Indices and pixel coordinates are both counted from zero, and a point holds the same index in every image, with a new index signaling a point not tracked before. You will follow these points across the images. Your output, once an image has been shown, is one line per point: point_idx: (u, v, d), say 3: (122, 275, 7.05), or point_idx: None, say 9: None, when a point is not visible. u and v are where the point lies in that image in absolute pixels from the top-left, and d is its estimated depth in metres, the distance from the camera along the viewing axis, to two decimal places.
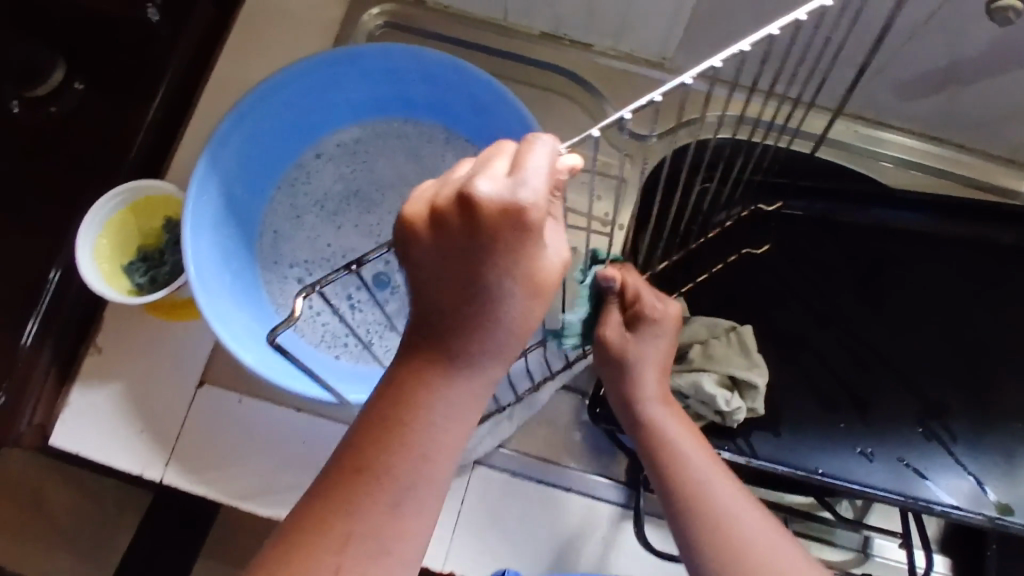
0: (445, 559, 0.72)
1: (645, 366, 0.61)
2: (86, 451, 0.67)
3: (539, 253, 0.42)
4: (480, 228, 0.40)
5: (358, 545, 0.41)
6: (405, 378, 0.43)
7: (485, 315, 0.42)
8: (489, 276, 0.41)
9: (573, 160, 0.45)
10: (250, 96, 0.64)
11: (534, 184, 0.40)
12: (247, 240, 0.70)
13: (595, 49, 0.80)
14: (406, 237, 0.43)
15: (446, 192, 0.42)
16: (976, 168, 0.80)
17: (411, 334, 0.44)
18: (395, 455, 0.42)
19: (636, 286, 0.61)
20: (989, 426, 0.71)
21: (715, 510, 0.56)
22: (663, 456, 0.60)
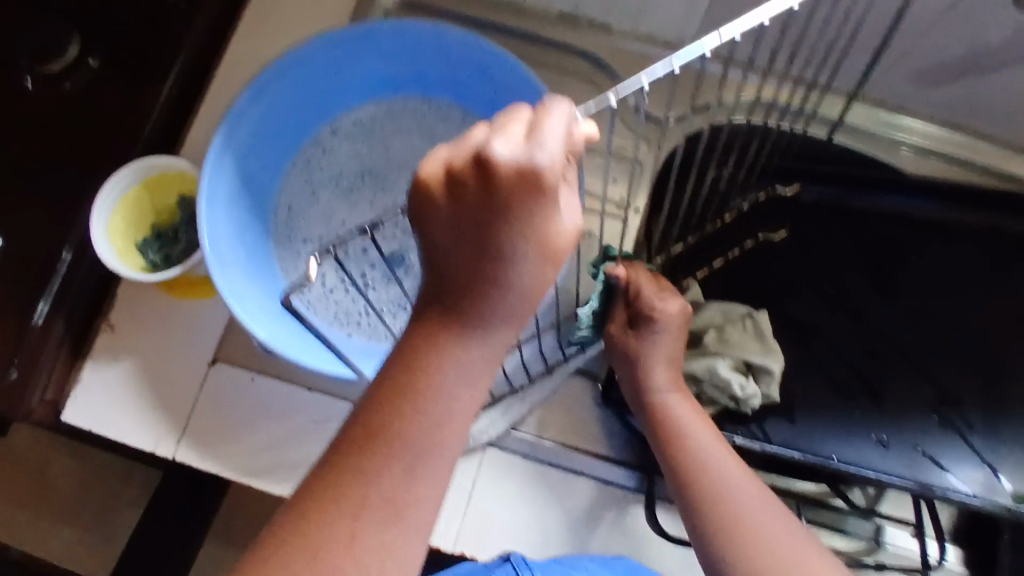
0: (455, 540, 0.67)
1: (654, 360, 0.61)
2: (98, 426, 0.70)
3: (557, 225, 0.39)
4: (496, 192, 0.38)
5: (374, 511, 0.39)
6: (419, 341, 0.40)
7: (499, 285, 0.39)
8: (503, 245, 0.39)
9: (591, 128, 0.42)
10: (269, 69, 0.64)
11: (552, 149, 0.38)
12: (261, 214, 0.71)
13: (613, 30, 0.79)
14: (417, 199, 0.40)
15: (462, 153, 0.39)
16: (998, 159, 0.78)
17: (422, 307, 0.41)
18: (408, 421, 0.39)
19: None
20: (1006, 415, 0.67)
21: (729, 510, 0.56)
22: (671, 449, 0.59)
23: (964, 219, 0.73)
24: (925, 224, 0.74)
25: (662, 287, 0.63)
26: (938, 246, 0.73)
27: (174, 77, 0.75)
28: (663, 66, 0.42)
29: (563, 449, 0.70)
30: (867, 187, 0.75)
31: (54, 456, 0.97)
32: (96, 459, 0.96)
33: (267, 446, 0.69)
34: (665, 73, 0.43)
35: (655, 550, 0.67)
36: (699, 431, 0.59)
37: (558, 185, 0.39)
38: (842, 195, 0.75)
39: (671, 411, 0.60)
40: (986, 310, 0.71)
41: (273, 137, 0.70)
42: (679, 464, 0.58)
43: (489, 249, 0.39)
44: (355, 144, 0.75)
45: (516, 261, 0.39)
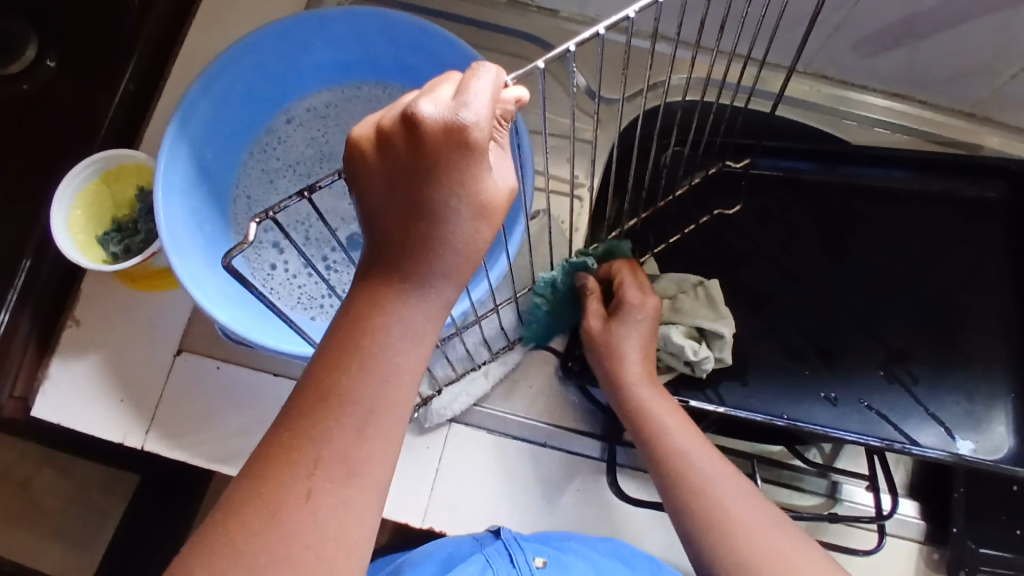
0: (424, 515, 0.69)
1: (627, 350, 0.62)
2: (65, 420, 0.70)
3: (491, 183, 0.40)
4: (426, 151, 0.39)
5: (329, 469, 0.38)
6: (362, 304, 0.40)
7: (437, 242, 0.40)
8: (438, 203, 0.40)
9: (520, 91, 0.43)
10: (219, 58, 0.65)
11: (477, 108, 0.39)
12: (220, 203, 0.72)
13: (561, 14, 0.81)
14: (352, 163, 0.41)
15: (392, 115, 0.40)
16: (940, 125, 0.81)
17: (363, 267, 0.42)
18: (357, 380, 0.39)
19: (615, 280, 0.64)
20: (951, 367, 0.70)
21: (701, 477, 0.57)
22: (654, 444, 0.59)
23: (912, 183, 0.75)
24: (877, 192, 0.75)
25: (641, 283, 0.65)
26: (884, 210, 0.75)
27: (131, 72, 0.77)
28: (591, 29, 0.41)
29: (527, 422, 0.71)
30: (812, 160, 0.76)
31: (35, 465, 0.97)
32: (78, 468, 0.96)
33: (235, 432, 0.70)
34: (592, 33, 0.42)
35: (622, 516, 0.69)
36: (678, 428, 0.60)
37: (488, 144, 0.40)
38: (790, 166, 0.76)
39: (650, 406, 0.60)
40: (931, 268, 0.73)
41: (229, 124, 0.71)
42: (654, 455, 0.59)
43: (425, 207, 0.40)
44: (311, 131, 0.76)
45: (454, 218, 0.40)
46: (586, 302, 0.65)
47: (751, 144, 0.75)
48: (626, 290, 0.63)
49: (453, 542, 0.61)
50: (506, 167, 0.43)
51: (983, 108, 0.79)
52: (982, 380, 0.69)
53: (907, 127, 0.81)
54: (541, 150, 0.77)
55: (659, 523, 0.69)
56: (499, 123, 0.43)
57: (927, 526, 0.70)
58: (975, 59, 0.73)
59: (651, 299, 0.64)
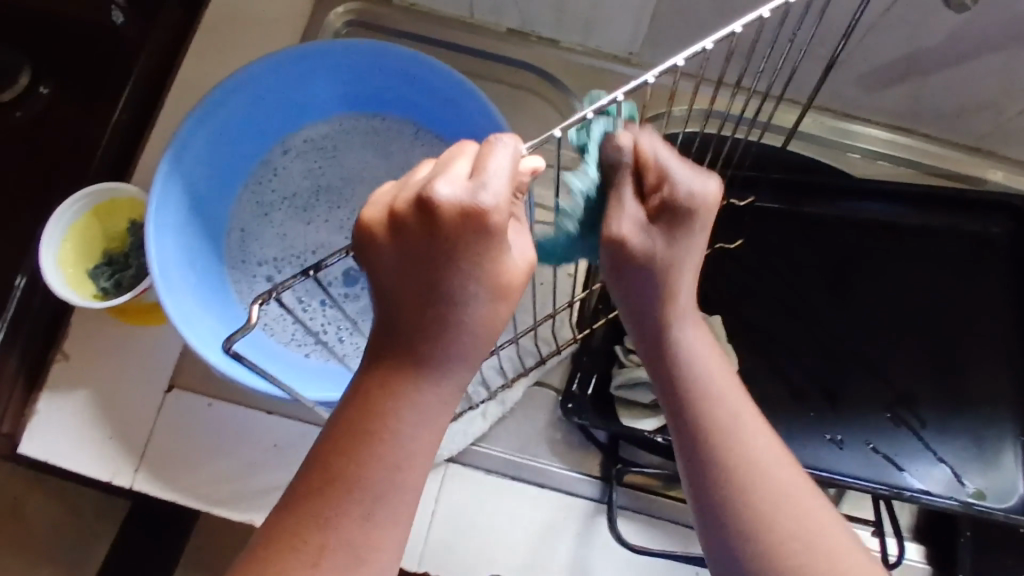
0: (421, 558, 0.67)
1: (681, 269, 0.47)
2: (53, 459, 0.68)
3: (507, 262, 0.39)
4: (440, 233, 0.38)
5: (334, 556, 0.37)
6: (372, 388, 0.39)
7: (453, 324, 0.39)
8: (453, 286, 0.39)
9: (536, 162, 0.43)
10: (215, 92, 0.64)
11: (495, 188, 0.38)
12: (213, 239, 0.70)
13: (563, 45, 0.80)
14: (363, 244, 0.40)
15: (405, 196, 0.39)
16: (946, 160, 0.80)
17: (372, 347, 0.41)
18: (366, 467, 0.38)
19: (662, 161, 0.44)
20: (958, 410, 0.68)
21: (741, 444, 0.47)
22: (691, 400, 0.48)
23: (919, 220, 0.74)
24: (884, 228, 0.74)
25: (691, 163, 0.46)
26: (890, 245, 0.74)
27: (125, 103, 0.76)
28: (606, 97, 0.41)
29: (526, 463, 0.70)
30: (820, 195, 0.75)
31: (26, 492, 0.95)
32: (71, 494, 0.95)
33: (228, 474, 0.69)
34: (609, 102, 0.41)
35: (622, 562, 0.67)
36: (723, 380, 0.49)
37: (506, 223, 0.39)
38: (798, 202, 0.75)
39: (691, 359, 0.49)
40: (938, 307, 0.72)
41: (227, 165, 0.70)
42: (700, 420, 0.48)
43: (437, 289, 0.39)
44: (313, 171, 0.75)
45: (468, 299, 0.39)
46: (619, 183, 0.45)
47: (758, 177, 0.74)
48: (679, 182, 0.44)
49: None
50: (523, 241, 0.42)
51: (989, 142, 0.78)
52: (990, 424, 0.68)
53: (912, 161, 0.80)
54: (547, 183, 0.76)
55: (659, 567, 0.67)
56: (514, 196, 0.42)
57: (931, 569, 0.69)
58: (981, 94, 0.72)
59: (715, 192, 0.45)
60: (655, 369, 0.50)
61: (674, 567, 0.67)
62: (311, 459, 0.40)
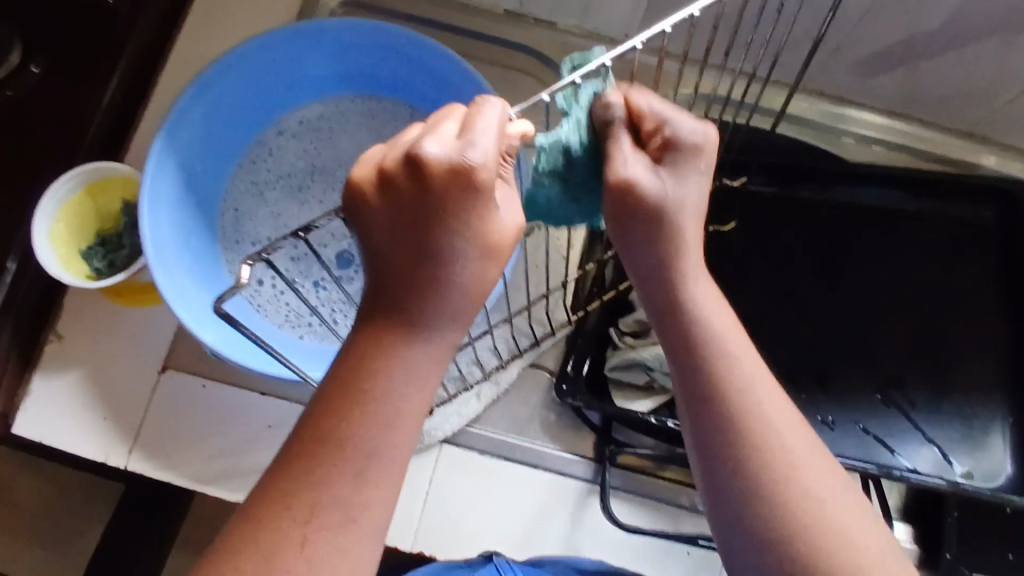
0: (414, 538, 0.67)
1: (687, 214, 0.45)
2: (46, 438, 0.69)
3: (496, 223, 0.40)
4: (429, 190, 0.38)
5: (325, 515, 0.37)
6: (364, 345, 0.40)
7: (442, 280, 0.39)
8: (442, 243, 0.39)
9: (526, 126, 0.43)
10: (210, 69, 0.64)
11: (483, 146, 0.38)
12: (206, 217, 0.70)
13: (558, 27, 0.80)
14: (354, 203, 0.40)
15: (395, 154, 0.40)
16: (938, 143, 0.80)
17: (364, 306, 0.41)
18: (356, 423, 0.38)
19: (661, 112, 0.45)
20: (946, 393, 0.69)
21: (758, 411, 0.44)
22: (703, 357, 0.45)
23: (910, 204, 0.74)
24: (876, 211, 0.74)
25: (680, 110, 0.46)
26: (882, 229, 0.74)
27: (115, 83, 0.75)
28: (596, 60, 0.41)
29: (519, 444, 0.70)
30: (812, 178, 0.75)
31: (19, 473, 0.95)
32: (64, 475, 0.95)
33: (222, 453, 0.69)
34: (599, 67, 0.42)
35: (613, 540, 0.68)
36: (739, 347, 0.46)
37: (493, 182, 0.39)
38: (791, 185, 0.75)
39: (698, 305, 0.46)
40: (929, 290, 0.72)
41: (220, 138, 0.70)
42: (714, 377, 0.45)
43: (426, 245, 0.39)
44: (303, 143, 0.74)
45: (457, 255, 0.39)
46: (618, 140, 0.44)
47: (750, 161, 0.74)
48: (679, 126, 0.44)
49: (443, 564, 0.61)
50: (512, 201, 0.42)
51: (981, 128, 0.78)
52: (977, 406, 0.68)
53: (904, 145, 0.81)
54: None
55: (651, 546, 0.68)
56: (504, 159, 0.42)
57: (921, 551, 0.69)
58: (974, 80, 0.72)
59: (714, 136, 0.45)
60: (659, 311, 0.47)
61: (665, 547, 0.68)
62: (301, 416, 0.40)
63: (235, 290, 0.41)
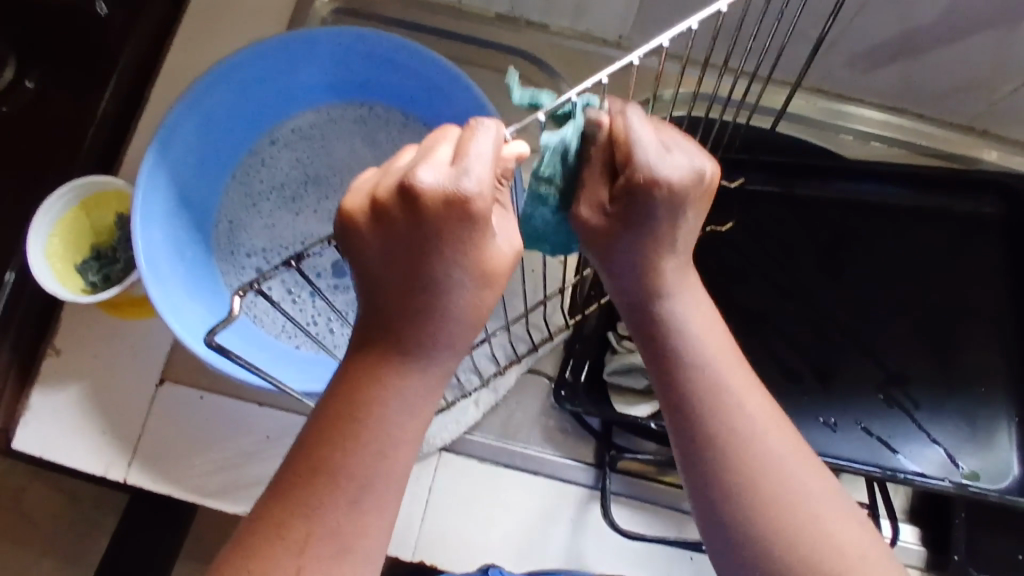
0: (414, 548, 0.67)
1: (660, 246, 0.45)
2: (46, 453, 0.69)
3: (491, 249, 0.39)
4: (422, 219, 0.37)
5: (320, 543, 0.37)
6: (357, 374, 0.39)
7: (436, 307, 0.39)
8: (436, 272, 0.38)
9: (521, 148, 0.42)
10: (199, 83, 0.63)
11: (478, 173, 0.37)
12: (201, 229, 0.70)
13: (552, 29, 0.79)
14: (345, 231, 0.40)
15: (387, 182, 0.39)
16: (939, 140, 0.79)
17: (358, 332, 0.41)
18: (351, 454, 0.38)
19: (630, 126, 0.42)
20: (950, 392, 0.68)
21: (738, 421, 0.45)
22: (678, 365, 0.46)
23: (910, 201, 0.73)
24: (875, 209, 0.74)
25: (663, 143, 0.43)
26: (883, 226, 0.73)
27: (110, 94, 0.76)
28: (593, 77, 0.40)
29: (519, 451, 0.70)
30: (812, 176, 0.74)
31: (26, 482, 0.95)
32: (72, 484, 0.95)
33: (222, 466, 0.69)
34: (594, 85, 0.41)
35: (614, 546, 0.67)
36: (725, 359, 0.47)
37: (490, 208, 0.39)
38: (791, 183, 0.74)
39: (682, 324, 0.46)
40: (931, 288, 0.71)
41: (214, 153, 0.70)
42: (689, 396, 0.46)
43: (420, 274, 0.38)
44: (300, 160, 0.74)
45: (451, 285, 0.39)
46: (590, 180, 0.45)
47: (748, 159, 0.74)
48: (641, 150, 0.42)
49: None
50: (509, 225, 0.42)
51: (982, 122, 0.77)
52: (982, 404, 0.67)
53: (905, 142, 0.79)
54: (535, 168, 0.76)
55: (653, 552, 0.67)
56: (499, 183, 0.41)
57: (928, 553, 0.68)
58: (973, 73, 0.71)
59: (695, 170, 0.43)
60: (649, 338, 0.47)
61: (666, 552, 0.67)
62: (297, 447, 0.39)
63: (228, 318, 0.41)
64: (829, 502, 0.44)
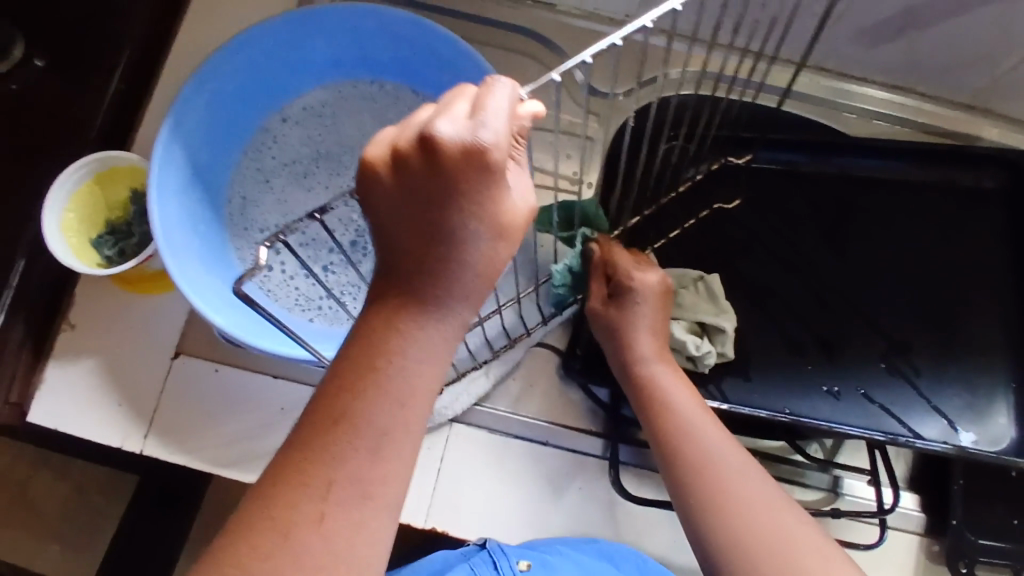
0: (427, 515, 0.68)
1: (639, 328, 0.62)
2: (62, 425, 0.70)
3: (506, 201, 0.41)
4: (442, 169, 0.39)
5: (343, 492, 0.38)
6: (377, 326, 0.41)
7: (455, 253, 0.40)
8: (455, 222, 0.40)
9: (536, 106, 0.43)
10: (211, 57, 0.64)
11: (494, 127, 0.39)
12: (214, 204, 0.71)
13: (558, 8, 0.80)
14: (364, 181, 0.41)
15: (407, 135, 0.40)
16: (939, 117, 0.81)
17: (374, 286, 0.42)
18: (374, 406, 0.39)
19: (615, 256, 0.64)
20: (950, 358, 0.70)
21: (704, 456, 0.57)
22: (657, 414, 0.59)
23: (911, 175, 0.75)
24: (875, 184, 0.75)
25: (639, 261, 0.64)
26: (884, 201, 0.75)
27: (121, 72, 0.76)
28: (606, 39, 0.42)
29: (528, 421, 0.71)
30: (816, 152, 0.75)
31: (35, 467, 0.96)
32: (82, 470, 0.96)
33: (236, 436, 0.70)
34: (607, 46, 0.42)
35: (622, 513, 0.69)
36: (693, 413, 0.59)
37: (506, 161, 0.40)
38: (790, 160, 0.76)
39: (662, 383, 0.60)
40: (932, 259, 0.73)
41: (226, 127, 0.71)
42: (669, 435, 0.58)
43: (438, 223, 0.40)
44: (306, 128, 0.75)
45: (472, 232, 0.40)
46: (591, 278, 0.64)
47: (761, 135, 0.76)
48: (619, 260, 0.63)
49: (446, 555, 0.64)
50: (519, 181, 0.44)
51: (981, 98, 0.79)
52: (981, 370, 0.69)
53: (906, 118, 0.81)
54: (545, 146, 0.77)
55: (660, 517, 0.69)
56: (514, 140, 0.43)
57: (928, 517, 0.70)
58: (975, 47, 0.72)
59: (653, 279, 0.63)
60: (636, 396, 0.61)
61: (673, 518, 0.69)
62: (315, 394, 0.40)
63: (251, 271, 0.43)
64: (799, 522, 0.54)
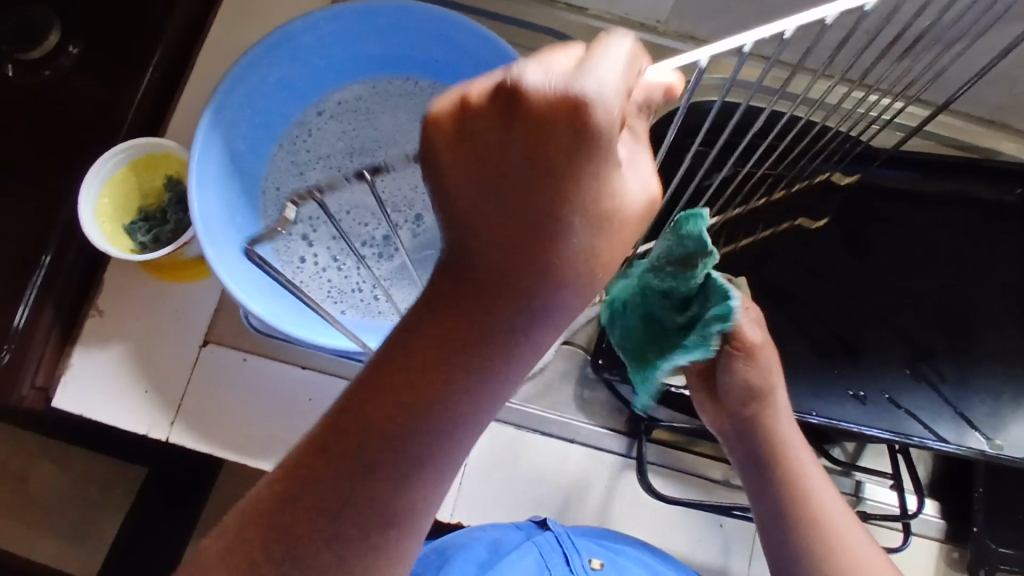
0: (453, 510, 0.69)
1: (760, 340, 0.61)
2: (89, 411, 0.70)
3: (609, 178, 0.35)
4: (537, 129, 0.34)
5: (360, 513, 0.37)
6: (424, 332, 0.37)
7: (553, 231, 0.35)
8: (548, 197, 0.35)
9: (666, 76, 0.38)
10: (255, 49, 0.65)
11: (604, 79, 0.33)
12: (250, 196, 0.71)
13: (590, 12, 0.81)
14: (436, 143, 0.36)
15: (496, 86, 0.35)
16: (960, 132, 0.82)
17: (442, 274, 0.37)
18: (408, 427, 0.37)
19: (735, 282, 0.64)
20: (972, 366, 0.71)
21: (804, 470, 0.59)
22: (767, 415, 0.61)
23: (936, 187, 0.76)
24: (902, 193, 0.76)
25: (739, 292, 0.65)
26: (908, 210, 0.76)
27: (159, 60, 0.76)
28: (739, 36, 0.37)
29: (554, 418, 0.71)
30: (851, 163, 0.74)
31: (42, 454, 0.95)
32: (90, 459, 0.95)
33: (263, 426, 0.70)
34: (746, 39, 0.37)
35: (647, 513, 0.69)
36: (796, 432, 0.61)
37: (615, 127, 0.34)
38: (824, 171, 0.77)
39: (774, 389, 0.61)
40: (955, 269, 0.74)
41: (264, 120, 0.71)
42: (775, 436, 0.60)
43: (531, 194, 0.35)
44: (346, 128, 0.76)
45: (570, 208, 0.35)
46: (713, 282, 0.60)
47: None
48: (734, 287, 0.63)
49: (495, 528, 0.64)
50: (638, 156, 0.37)
51: (1003, 114, 0.81)
52: (1004, 379, 0.70)
53: (929, 132, 0.82)
54: None
55: (684, 517, 0.69)
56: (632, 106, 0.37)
57: (948, 524, 0.71)
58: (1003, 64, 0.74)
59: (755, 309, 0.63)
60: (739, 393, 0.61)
61: (698, 518, 0.69)
62: (384, 363, 0.37)
63: None
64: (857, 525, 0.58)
